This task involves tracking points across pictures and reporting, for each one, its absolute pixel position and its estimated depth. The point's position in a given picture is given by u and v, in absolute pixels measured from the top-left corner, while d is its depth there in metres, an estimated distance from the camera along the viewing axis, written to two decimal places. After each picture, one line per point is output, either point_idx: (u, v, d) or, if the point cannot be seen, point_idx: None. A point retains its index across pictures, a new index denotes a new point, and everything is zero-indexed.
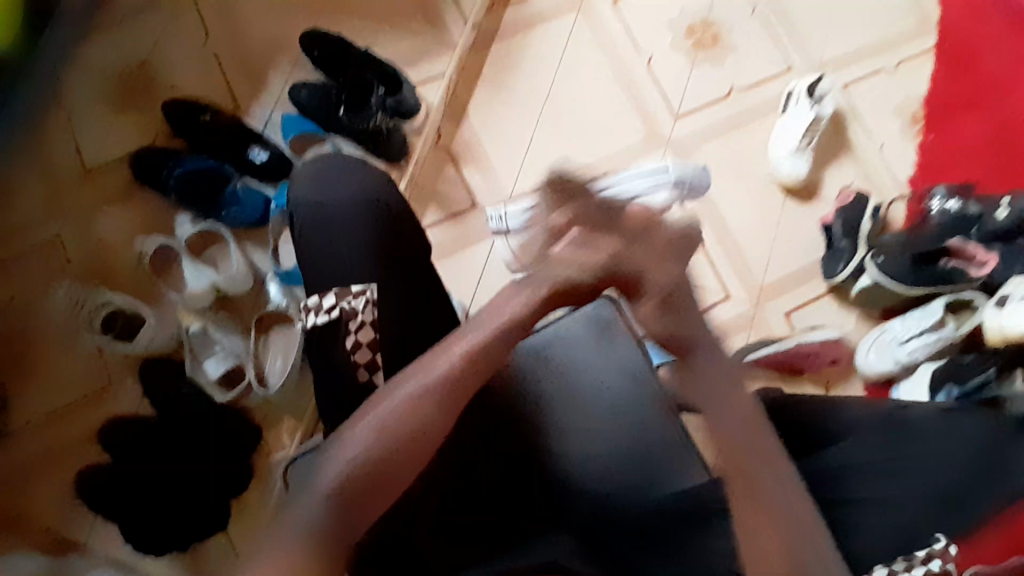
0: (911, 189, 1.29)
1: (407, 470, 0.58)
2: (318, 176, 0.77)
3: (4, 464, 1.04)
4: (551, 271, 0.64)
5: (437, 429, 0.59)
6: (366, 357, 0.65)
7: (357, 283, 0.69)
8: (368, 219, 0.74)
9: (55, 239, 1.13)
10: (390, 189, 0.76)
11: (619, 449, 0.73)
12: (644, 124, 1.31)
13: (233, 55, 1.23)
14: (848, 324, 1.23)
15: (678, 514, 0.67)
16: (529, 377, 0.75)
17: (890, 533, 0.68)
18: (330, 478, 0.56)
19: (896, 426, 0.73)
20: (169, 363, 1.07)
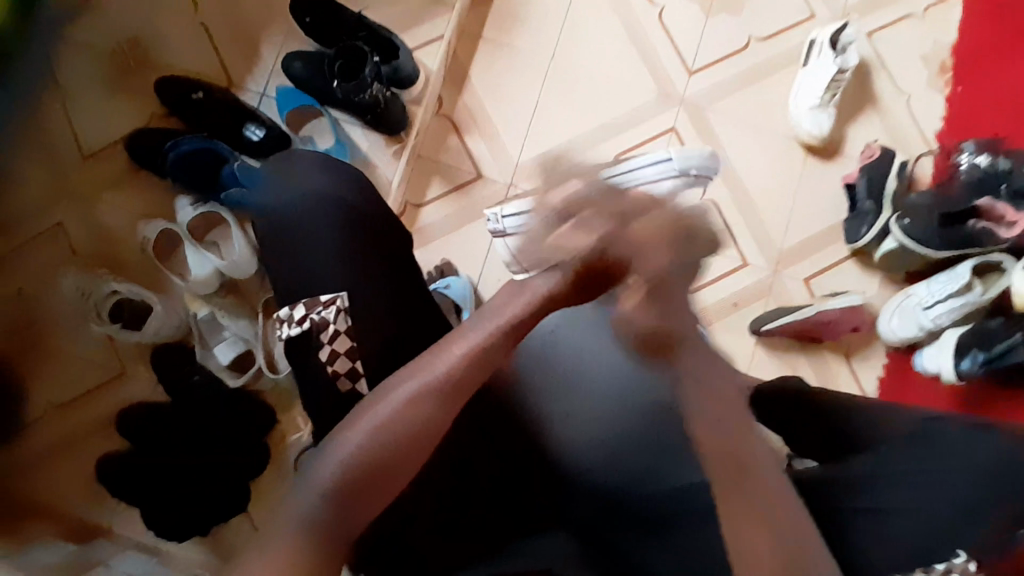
0: (939, 144, 1.22)
1: (405, 469, 0.57)
2: (282, 175, 0.75)
3: (29, 452, 1.06)
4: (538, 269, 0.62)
5: (439, 427, 0.59)
6: (346, 366, 0.65)
7: (327, 292, 0.68)
8: (336, 222, 0.71)
9: (57, 227, 1.12)
10: (363, 194, 0.74)
11: (620, 439, 0.71)
12: (656, 83, 1.24)
13: (222, 26, 1.17)
14: (871, 288, 1.19)
15: (674, 508, 0.68)
16: (540, 364, 0.73)
17: (902, 541, 0.68)
18: (329, 474, 0.54)
19: (914, 437, 0.72)
20: (180, 349, 1.07)
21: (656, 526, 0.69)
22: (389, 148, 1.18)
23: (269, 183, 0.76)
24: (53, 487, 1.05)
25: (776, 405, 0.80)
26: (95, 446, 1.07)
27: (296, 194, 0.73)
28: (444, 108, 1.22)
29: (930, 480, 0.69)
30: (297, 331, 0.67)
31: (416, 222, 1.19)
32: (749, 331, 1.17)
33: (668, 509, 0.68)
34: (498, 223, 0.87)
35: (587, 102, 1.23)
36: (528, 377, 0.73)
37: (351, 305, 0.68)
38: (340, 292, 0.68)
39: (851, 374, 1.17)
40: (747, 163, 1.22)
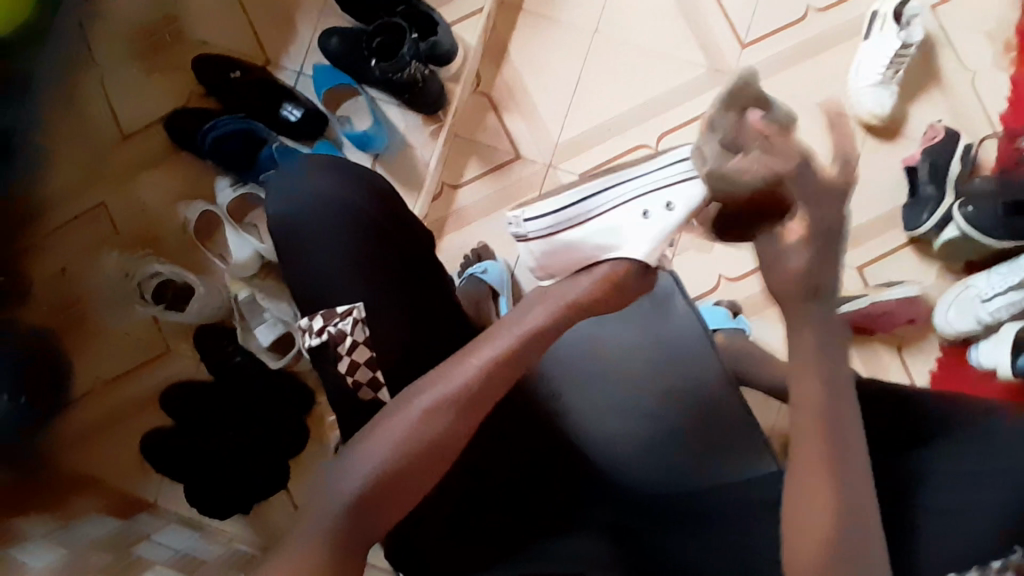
0: (1004, 128, 1.15)
1: (421, 479, 0.55)
2: (319, 168, 0.73)
3: (78, 426, 1.09)
4: (568, 288, 0.64)
5: (459, 437, 0.56)
6: (367, 376, 0.67)
7: (342, 304, 0.68)
8: (344, 231, 0.69)
9: (99, 207, 1.13)
10: (376, 200, 0.71)
11: (641, 441, 0.72)
12: (705, 57, 1.18)
13: (260, 2, 1.15)
14: (927, 279, 1.14)
15: (693, 506, 0.67)
16: (573, 360, 0.75)
17: (960, 545, 0.56)
18: (349, 484, 0.52)
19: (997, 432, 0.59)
20: (221, 330, 1.09)
21: (679, 524, 0.66)
22: (427, 127, 1.16)
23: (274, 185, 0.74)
24: (103, 460, 1.09)
25: (878, 408, 0.65)
26: (143, 422, 1.10)
27: (305, 198, 0.71)
28: (482, 85, 1.18)
29: (989, 475, 0.57)
30: (316, 342, 0.68)
31: (452, 204, 1.17)
32: None
33: (693, 510, 0.67)
34: (520, 228, 0.73)
35: (629, 79, 1.18)
36: (552, 379, 0.74)
37: (367, 315, 0.68)
38: (355, 303, 0.68)
39: (902, 367, 1.13)
40: (800, 142, 1.16)
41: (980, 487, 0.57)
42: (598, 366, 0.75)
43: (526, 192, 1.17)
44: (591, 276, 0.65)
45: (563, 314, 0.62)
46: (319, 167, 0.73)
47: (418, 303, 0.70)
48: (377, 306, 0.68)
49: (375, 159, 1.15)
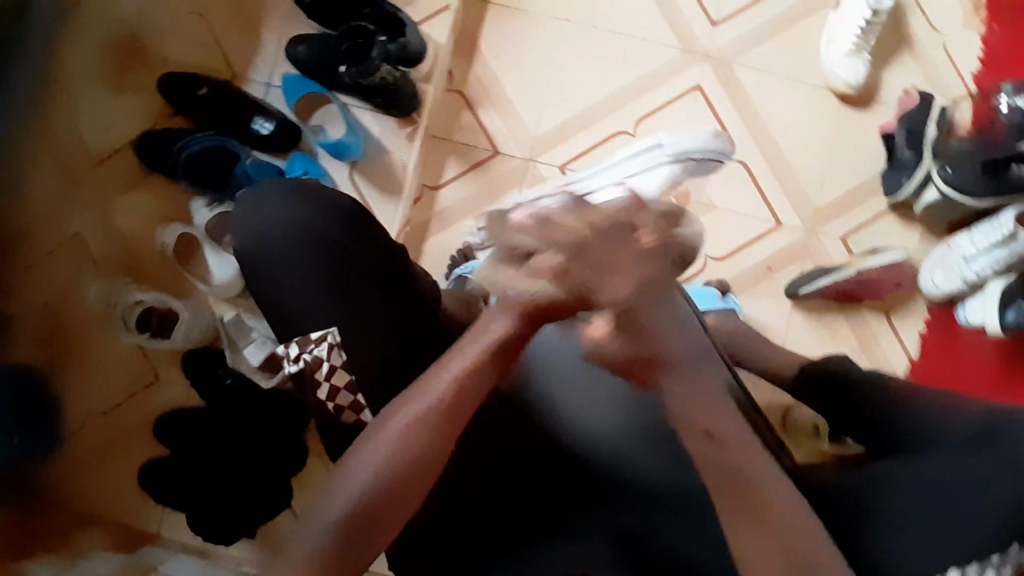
0: (977, 86, 1.16)
1: (410, 495, 0.58)
2: (259, 200, 0.71)
3: (74, 463, 1.07)
4: (522, 293, 0.59)
5: (442, 452, 0.60)
6: (348, 400, 0.68)
7: (316, 330, 0.69)
8: (309, 258, 0.69)
9: (77, 236, 1.10)
10: (341, 221, 0.71)
11: (632, 428, 0.73)
12: (676, 38, 1.17)
13: (221, 13, 1.13)
14: (911, 243, 1.15)
15: (687, 491, 0.69)
16: (555, 362, 0.75)
17: (952, 544, 0.62)
18: (337, 508, 0.55)
19: (991, 431, 0.65)
20: (208, 352, 1.06)
21: (684, 506, 0.69)
22: (402, 131, 1.13)
23: (232, 213, 0.73)
24: (101, 495, 1.07)
25: (826, 384, 0.79)
26: (139, 452, 1.08)
27: (275, 220, 0.70)
28: (455, 83, 1.17)
29: (985, 486, 0.63)
30: (295, 369, 0.69)
31: (434, 207, 1.15)
32: (786, 295, 1.13)
33: (696, 504, 0.69)
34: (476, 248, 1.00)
35: (602, 67, 1.17)
36: (526, 393, 0.75)
37: (341, 339, 0.69)
38: (329, 327, 0.68)
39: (891, 332, 1.14)
40: (777, 114, 1.16)
41: (952, 493, 0.64)
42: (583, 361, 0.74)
43: (507, 189, 1.16)
44: (542, 275, 0.58)
45: (529, 323, 0.63)
46: (258, 196, 0.72)
47: (405, 308, 0.71)
48: (369, 321, 0.69)
49: (352, 167, 1.13)
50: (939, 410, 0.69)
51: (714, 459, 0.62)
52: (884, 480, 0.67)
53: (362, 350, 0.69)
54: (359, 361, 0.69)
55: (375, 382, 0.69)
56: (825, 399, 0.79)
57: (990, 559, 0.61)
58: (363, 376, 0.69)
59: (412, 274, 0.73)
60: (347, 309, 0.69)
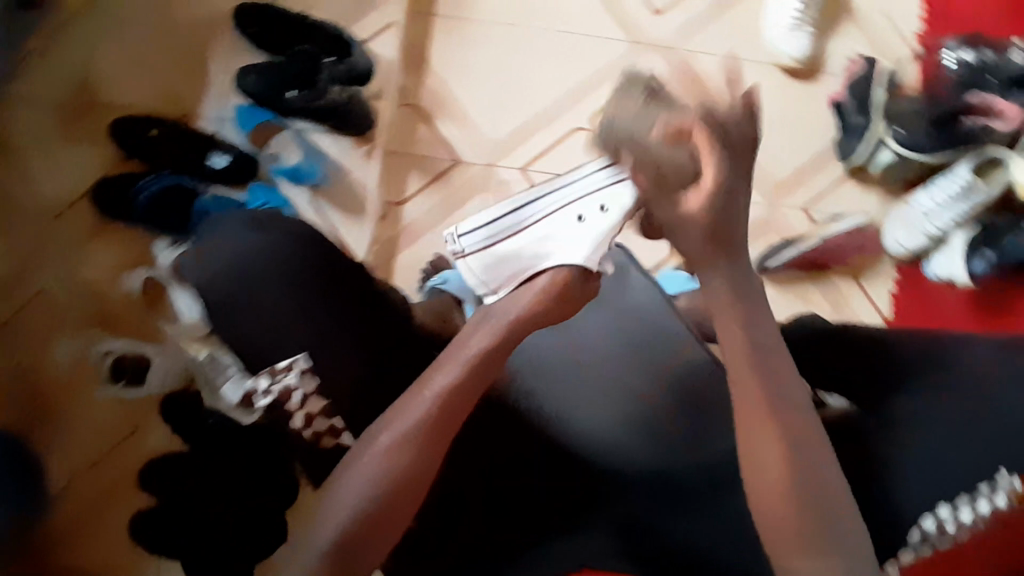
0: (921, 45, 1.18)
1: (398, 515, 0.59)
2: (214, 234, 0.70)
3: (61, 521, 1.05)
4: (505, 310, 0.67)
5: (429, 469, 0.60)
6: (325, 425, 0.68)
7: (281, 359, 0.67)
8: (273, 290, 0.67)
9: (41, 292, 1.08)
10: (304, 250, 0.70)
11: (624, 419, 0.74)
12: (622, 30, 1.18)
13: (165, 53, 1.12)
14: (873, 206, 1.16)
15: (692, 479, 0.71)
16: (542, 365, 0.77)
17: (941, 483, 0.67)
18: (328, 531, 0.56)
19: (950, 368, 0.72)
20: (186, 395, 1.04)
21: (687, 500, 0.71)
22: (359, 149, 1.13)
23: (188, 251, 0.73)
24: (94, 550, 1.05)
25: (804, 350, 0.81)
26: (127, 503, 1.07)
27: (235, 253, 0.68)
28: (408, 97, 1.16)
29: (965, 430, 0.68)
30: (270, 398, 0.70)
31: (399, 222, 1.14)
32: (756, 270, 1.15)
33: (695, 487, 0.71)
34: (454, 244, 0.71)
35: (553, 67, 1.18)
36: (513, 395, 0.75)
37: (310, 364, 0.67)
38: (297, 354, 0.67)
39: (864, 295, 1.15)
40: None
41: (941, 436, 0.68)
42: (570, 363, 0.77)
43: (471, 196, 1.16)
44: (530, 291, 0.67)
45: (507, 333, 0.66)
46: (214, 231, 0.71)
47: (374, 325, 0.71)
48: (339, 343, 0.68)
49: (313, 192, 1.12)
50: (908, 359, 0.74)
51: (754, 408, 0.59)
52: (864, 436, 0.71)
53: (334, 371, 0.68)
54: (334, 383, 0.68)
55: (351, 402, 0.68)
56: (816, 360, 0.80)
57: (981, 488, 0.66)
58: (339, 397, 0.68)
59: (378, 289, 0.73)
60: (313, 335, 0.67)
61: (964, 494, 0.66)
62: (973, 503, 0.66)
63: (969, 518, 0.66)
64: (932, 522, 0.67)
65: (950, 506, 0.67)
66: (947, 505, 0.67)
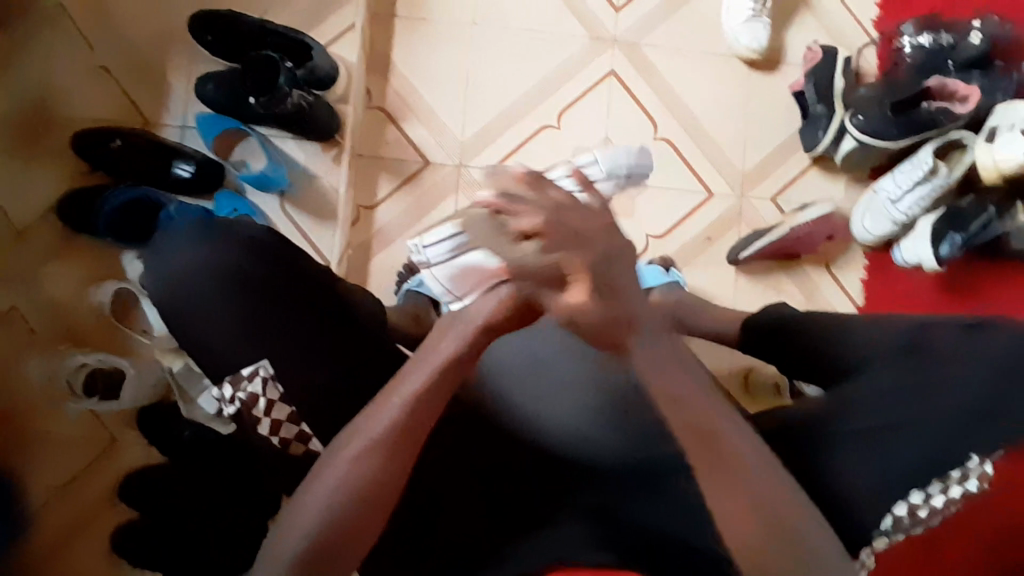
0: (878, 33, 1.20)
1: (370, 523, 0.59)
2: (170, 244, 0.69)
3: (40, 539, 1.05)
4: (467, 317, 0.63)
5: (399, 474, 0.60)
6: (293, 431, 0.70)
7: (245, 365, 0.67)
8: (226, 301, 0.67)
9: (9, 310, 1.07)
10: (257, 258, 0.69)
11: (592, 415, 0.76)
12: (584, 27, 1.19)
13: (124, 64, 1.11)
14: (838, 194, 1.18)
15: (661, 465, 0.73)
16: (521, 362, 0.79)
17: (909, 465, 0.69)
18: (299, 538, 0.57)
19: (914, 351, 0.72)
20: (163, 406, 1.04)
21: (658, 485, 0.73)
22: (328, 153, 1.13)
23: (146, 263, 0.71)
24: (76, 566, 1.05)
25: (762, 339, 0.84)
26: (107, 519, 1.06)
27: (187, 265, 0.67)
28: (374, 101, 1.17)
29: (929, 411, 0.70)
30: (234, 408, 0.69)
31: (372, 226, 1.15)
32: (727, 261, 1.16)
33: (666, 472, 0.73)
34: None
35: (516, 66, 1.18)
36: (490, 391, 0.76)
37: (274, 371, 0.68)
38: (259, 362, 0.67)
39: (834, 282, 1.17)
40: (691, 89, 1.19)
41: (908, 421, 0.70)
42: (549, 361, 0.79)
43: (441, 197, 1.16)
44: (496, 295, 0.61)
45: (471, 337, 0.62)
46: (170, 240, 0.71)
47: (339, 328, 0.71)
48: (303, 346, 0.69)
49: (281, 198, 1.12)
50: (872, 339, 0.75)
51: (682, 422, 0.58)
52: (827, 419, 0.73)
53: (300, 377, 0.68)
54: (301, 389, 0.69)
55: (319, 407, 0.69)
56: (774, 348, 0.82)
57: (952, 475, 0.69)
58: (307, 402, 0.69)
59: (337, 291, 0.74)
60: (275, 342, 0.67)
61: (937, 482, 0.68)
62: (945, 490, 0.69)
63: (941, 503, 0.69)
64: (906, 508, 0.68)
65: (924, 494, 0.68)
66: (922, 493, 0.68)
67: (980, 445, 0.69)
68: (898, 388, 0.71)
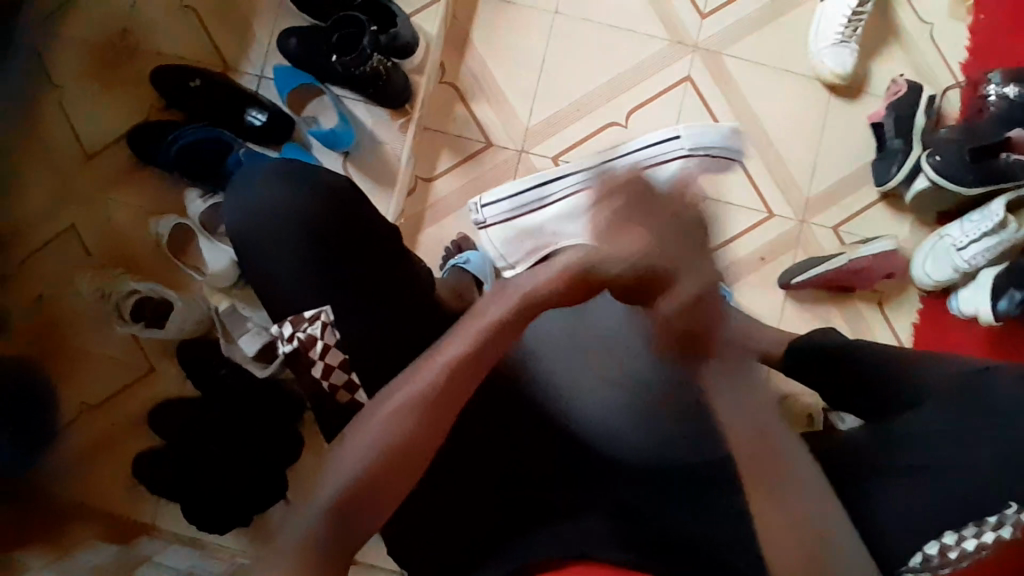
0: (966, 76, 1.17)
1: (400, 480, 0.60)
2: (248, 184, 0.72)
3: (68, 453, 1.08)
4: (516, 287, 0.67)
5: (433, 434, 0.61)
6: (342, 379, 0.71)
7: (308, 309, 0.70)
8: (300, 249, 0.70)
9: (70, 230, 1.11)
10: (332, 212, 0.71)
11: (629, 417, 0.78)
12: (666, 31, 1.18)
13: (213, 7, 1.13)
14: (902, 233, 1.16)
15: (690, 473, 0.73)
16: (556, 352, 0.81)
17: (947, 505, 0.67)
18: (332, 485, 0.57)
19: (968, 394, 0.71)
20: (204, 344, 1.07)
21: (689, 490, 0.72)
22: (394, 122, 1.14)
23: (224, 201, 0.74)
24: (97, 485, 1.08)
25: (811, 365, 0.83)
26: (132, 443, 1.09)
27: (267, 209, 0.70)
28: (448, 76, 1.17)
29: (976, 456, 0.68)
30: (290, 348, 0.71)
31: (428, 198, 1.16)
32: (777, 284, 1.14)
33: (694, 480, 0.73)
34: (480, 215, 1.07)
35: (594, 59, 1.18)
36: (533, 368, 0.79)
37: (334, 317, 0.70)
38: (322, 307, 0.70)
39: (885, 322, 1.15)
40: (766, 106, 1.17)
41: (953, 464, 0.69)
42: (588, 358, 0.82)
43: (500, 180, 1.16)
44: (545, 273, 0.68)
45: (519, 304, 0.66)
46: (247, 180, 0.73)
47: (394, 290, 0.72)
48: (357, 302, 0.71)
49: (345, 158, 1.13)
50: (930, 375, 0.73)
51: (747, 435, 0.61)
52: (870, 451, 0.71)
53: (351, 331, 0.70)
54: (351, 345, 0.71)
55: (363, 363, 0.71)
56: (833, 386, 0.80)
57: (987, 521, 0.66)
58: (354, 357, 0.71)
59: (392, 251, 0.73)
60: (336, 292, 0.70)
61: (971, 525, 0.67)
62: (979, 536, 0.66)
63: (974, 548, 0.66)
64: (937, 547, 0.67)
65: (956, 535, 0.67)
66: (955, 533, 0.67)
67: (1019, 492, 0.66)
68: (937, 425, 0.71)
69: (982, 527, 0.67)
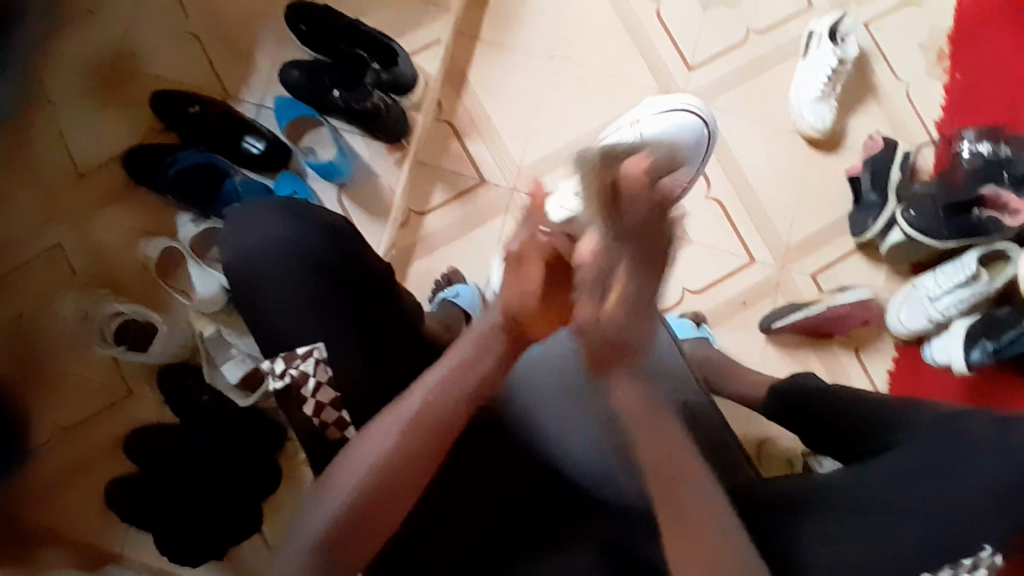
0: (939, 133, 1.23)
1: (388, 514, 0.60)
2: (241, 223, 0.73)
3: (34, 481, 1.05)
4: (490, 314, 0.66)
5: (422, 469, 0.61)
6: (333, 416, 0.70)
7: (302, 345, 0.70)
8: (301, 284, 0.70)
9: (54, 248, 1.10)
10: (334, 247, 0.72)
11: (614, 456, 0.75)
12: (657, 78, 1.23)
13: (216, 37, 1.15)
14: (877, 281, 1.20)
15: None
16: (535, 384, 0.78)
17: (925, 547, 0.67)
18: (317, 525, 0.58)
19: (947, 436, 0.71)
20: (184, 368, 1.05)
21: None
22: (391, 155, 1.17)
23: (219, 238, 0.74)
24: (62, 515, 1.04)
25: (792, 411, 0.87)
26: (101, 470, 1.06)
27: (265, 244, 0.71)
28: (444, 113, 1.20)
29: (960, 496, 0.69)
30: (281, 385, 0.70)
31: (419, 231, 1.17)
32: (759, 328, 1.17)
33: None
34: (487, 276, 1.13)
35: (590, 100, 1.22)
36: (512, 404, 0.77)
37: (327, 354, 0.70)
38: (315, 344, 0.70)
39: (860, 367, 1.18)
40: (749, 156, 1.22)
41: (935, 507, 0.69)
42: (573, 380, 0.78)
43: (491, 216, 1.18)
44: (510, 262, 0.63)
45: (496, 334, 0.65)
46: (239, 220, 0.74)
47: (389, 321, 0.73)
48: (353, 335, 0.71)
49: (340, 188, 1.15)
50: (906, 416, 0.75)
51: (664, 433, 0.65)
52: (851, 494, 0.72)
53: (345, 361, 0.71)
54: (344, 374, 0.71)
55: (357, 393, 0.71)
56: (813, 424, 0.83)
57: (963, 563, 0.67)
58: (346, 389, 0.71)
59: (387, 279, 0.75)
60: (330, 326, 0.70)
61: (948, 567, 0.67)
62: None
63: None
64: None
65: None
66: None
67: (992, 532, 0.67)
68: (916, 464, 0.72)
69: (959, 568, 0.67)
